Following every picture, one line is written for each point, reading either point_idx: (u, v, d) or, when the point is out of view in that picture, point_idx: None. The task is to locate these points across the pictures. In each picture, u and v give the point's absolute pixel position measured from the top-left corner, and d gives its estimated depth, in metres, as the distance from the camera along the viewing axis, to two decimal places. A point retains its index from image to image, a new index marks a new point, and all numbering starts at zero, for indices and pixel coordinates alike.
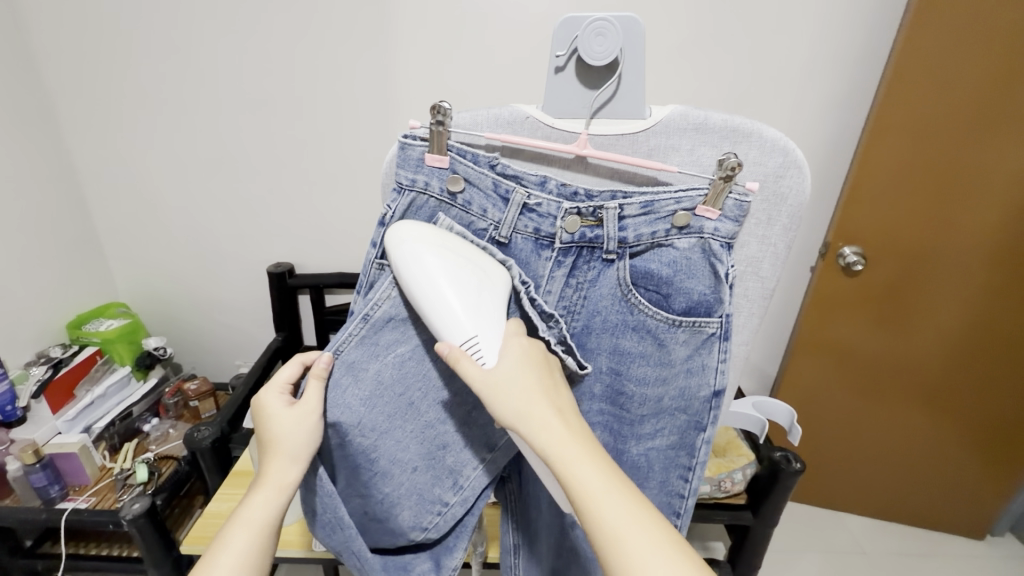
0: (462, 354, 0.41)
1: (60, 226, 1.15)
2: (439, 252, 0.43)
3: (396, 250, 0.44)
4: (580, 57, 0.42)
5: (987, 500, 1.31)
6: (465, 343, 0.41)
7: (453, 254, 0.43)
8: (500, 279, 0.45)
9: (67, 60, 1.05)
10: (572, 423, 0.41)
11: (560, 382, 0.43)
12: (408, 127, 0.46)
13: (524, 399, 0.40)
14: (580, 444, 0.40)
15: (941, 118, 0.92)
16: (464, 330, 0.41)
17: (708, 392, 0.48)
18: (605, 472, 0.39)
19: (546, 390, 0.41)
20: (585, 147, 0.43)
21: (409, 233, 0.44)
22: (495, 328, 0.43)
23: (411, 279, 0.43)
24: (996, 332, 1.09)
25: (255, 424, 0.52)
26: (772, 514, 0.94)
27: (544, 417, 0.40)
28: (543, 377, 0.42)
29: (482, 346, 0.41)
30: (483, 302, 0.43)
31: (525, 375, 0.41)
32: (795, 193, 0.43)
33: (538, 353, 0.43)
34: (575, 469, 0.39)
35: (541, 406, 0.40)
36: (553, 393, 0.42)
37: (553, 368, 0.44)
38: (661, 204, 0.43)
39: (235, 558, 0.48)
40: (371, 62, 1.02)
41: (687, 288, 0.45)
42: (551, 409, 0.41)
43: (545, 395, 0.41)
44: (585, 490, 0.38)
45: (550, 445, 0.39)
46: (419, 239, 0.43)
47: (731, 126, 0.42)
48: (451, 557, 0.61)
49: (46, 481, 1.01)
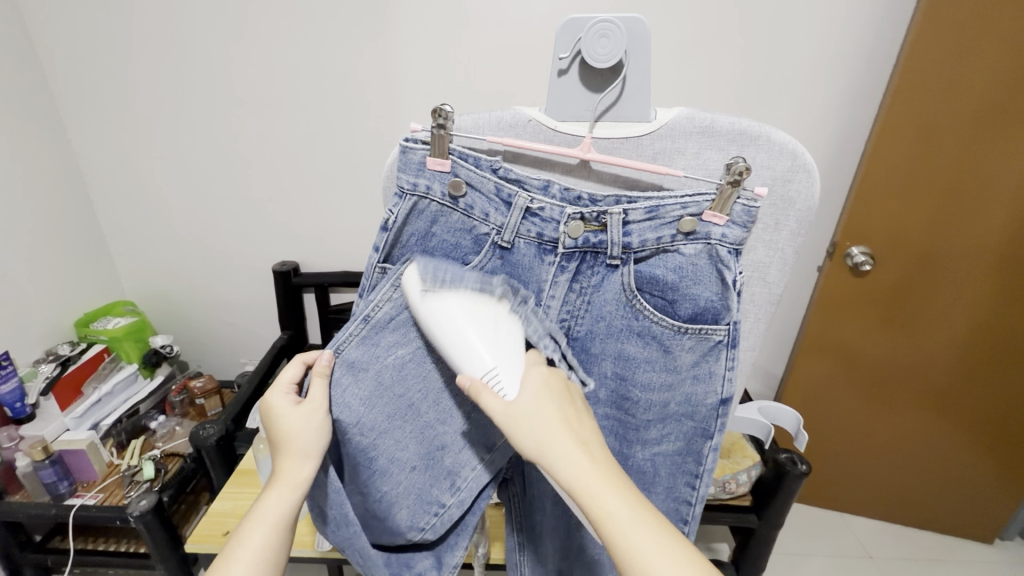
0: (483, 386, 0.41)
1: (67, 226, 1.16)
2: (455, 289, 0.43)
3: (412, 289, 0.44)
4: (584, 59, 0.42)
5: (998, 504, 1.29)
6: (485, 375, 0.41)
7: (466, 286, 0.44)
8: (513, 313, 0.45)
9: (71, 61, 1.06)
10: (595, 452, 0.40)
11: (582, 410, 0.43)
12: (409, 131, 0.45)
13: (548, 429, 0.40)
14: (605, 476, 0.39)
15: (953, 119, 0.90)
16: (483, 363, 0.41)
17: (714, 399, 0.47)
18: (633, 504, 0.39)
19: (567, 420, 0.41)
20: (588, 151, 0.43)
21: (422, 274, 0.44)
22: (515, 359, 0.43)
23: (428, 316, 0.43)
24: (1003, 333, 1.07)
25: (264, 424, 0.52)
26: (778, 516, 0.93)
27: (566, 450, 0.39)
28: (565, 407, 0.41)
29: (502, 377, 0.41)
30: (500, 333, 0.43)
31: (546, 401, 0.41)
32: (804, 197, 0.42)
33: (559, 384, 0.43)
34: (601, 500, 0.38)
35: (563, 437, 0.39)
36: (575, 422, 0.41)
37: (575, 397, 0.43)
38: (667, 208, 0.42)
39: (252, 555, 0.47)
40: (369, 61, 1.02)
41: (693, 294, 0.44)
42: (574, 441, 0.39)
43: (567, 428, 0.40)
44: (611, 520, 0.38)
45: (573, 475, 0.38)
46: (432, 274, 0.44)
47: (738, 129, 0.41)
48: (452, 555, 0.61)
49: (55, 477, 1.02)
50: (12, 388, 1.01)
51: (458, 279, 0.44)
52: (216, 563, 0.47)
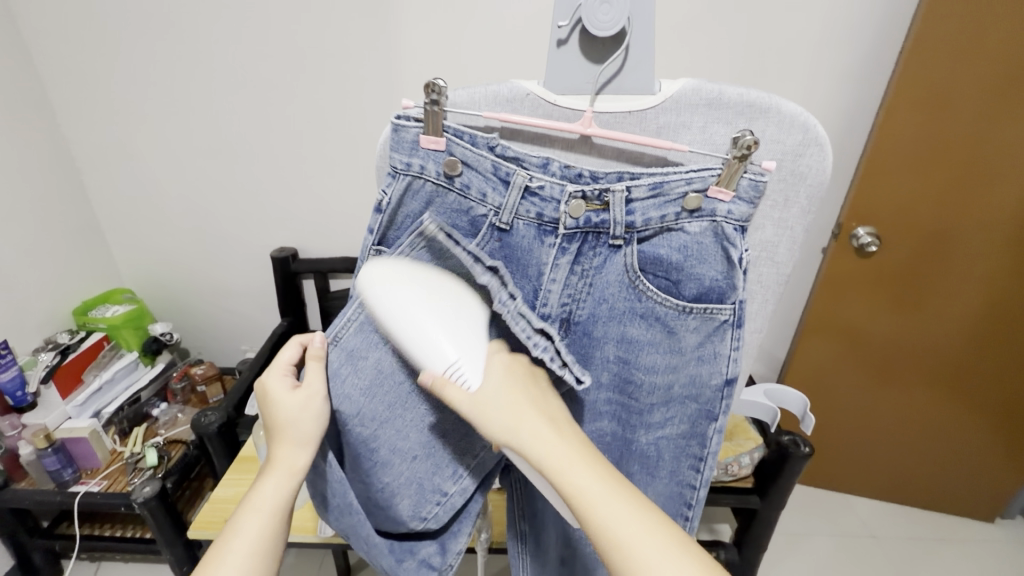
0: (446, 381, 0.41)
1: (63, 213, 1.14)
2: (412, 286, 0.43)
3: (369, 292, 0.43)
4: (584, 28, 0.39)
5: (999, 482, 1.29)
6: (447, 370, 0.41)
7: (421, 278, 0.43)
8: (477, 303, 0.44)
9: (58, 42, 1.02)
10: (563, 430, 0.41)
11: (547, 391, 0.43)
12: (401, 107, 0.43)
13: (514, 411, 0.40)
14: (574, 451, 0.39)
15: (969, 88, 0.87)
16: (445, 357, 0.41)
17: (720, 380, 0.46)
18: (605, 476, 0.39)
19: (532, 401, 0.41)
20: (589, 126, 0.40)
21: (380, 270, 0.43)
22: (477, 351, 0.42)
23: (388, 315, 0.42)
24: (1009, 312, 1.06)
25: (261, 408, 0.51)
26: (778, 498, 0.93)
27: (534, 428, 0.40)
28: (529, 389, 0.42)
29: (465, 370, 0.41)
30: (460, 324, 0.43)
31: (513, 384, 0.42)
32: (816, 171, 0.40)
33: (522, 368, 0.44)
34: (571, 475, 0.38)
35: (530, 416, 0.40)
36: (543, 404, 0.42)
37: (539, 379, 0.44)
38: (671, 185, 0.40)
39: (249, 544, 0.46)
40: (366, 41, 0.99)
41: (698, 274, 0.42)
42: (542, 418, 0.40)
43: (533, 407, 0.41)
44: (582, 495, 0.38)
45: (541, 453, 0.39)
46: (386, 272, 0.43)
47: (746, 100, 0.39)
48: (455, 541, 0.61)
49: (59, 464, 1.02)
50: (12, 376, 1.01)
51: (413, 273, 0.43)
52: (210, 554, 0.46)
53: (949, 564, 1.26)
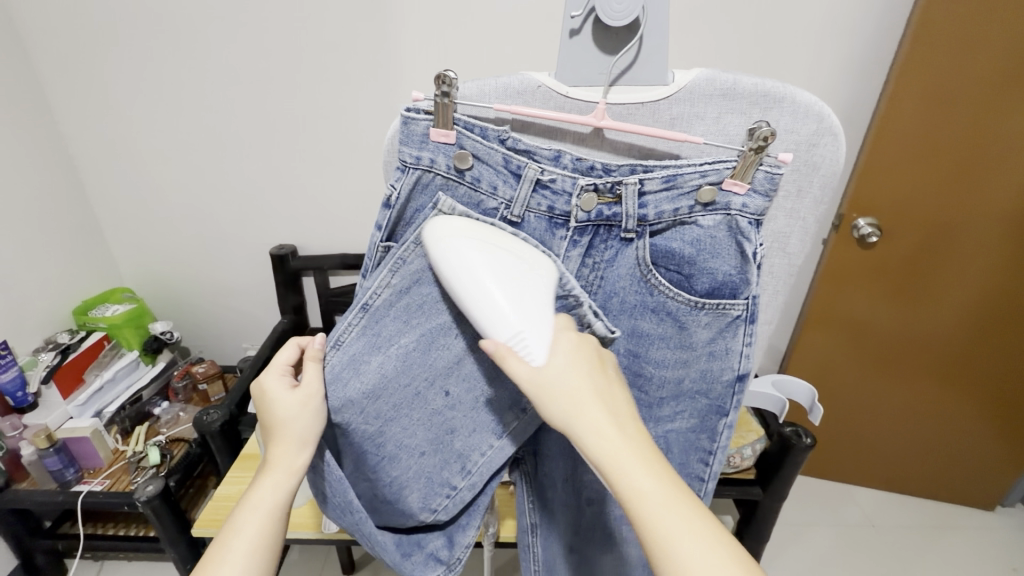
0: (509, 351, 0.38)
1: (61, 212, 1.13)
2: (482, 245, 0.40)
3: (432, 245, 0.41)
4: (598, 18, 0.39)
5: (998, 472, 1.30)
6: (512, 339, 0.38)
7: (493, 244, 0.41)
8: (545, 272, 0.41)
9: (53, 40, 1.01)
10: (627, 428, 0.38)
11: (615, 381, 0.40)
12: (411, 100, 0.43)
13: (576, 399, 0.37)
14: (637, 451, 0.37)
15: (960, 86, 0.88)
16: (509, 324, 0.38)
17: (731, 375, 0.46)
18: (668, 484, 0.36)
19: (597, 389, 0.38)
20: (602, 119, 0.40)
21: (448, 229, 0.41)
22: (544, 321, 0.39)
23: (451, 272, 0.40)
24: (1009, 303, 1.07)
25: (257, 408, 0.50)
26: (782, 489, 0.94)
27: (597, 421, 0.37)
28: (596, 375, 0.39)
29: (530, 342, 0.38)
30: (528, 289, 0.40)
31: (580, 370, 0.38)
32: (830, 162, 0.40)
33: (590, 351, 0.40)
34: (630, 477, 0.36)
35: (595, 409, 0.37)
36: (609, 396, 0.38)
37: (607, 365, 0.41)
38: (685, 178, 0.40)
39: (247, 545, 0.45)
40: (365, 36, 0.98)
41: (711, 268, 0.42)
42: (606, 412, 0.37)
43: (597, 397, 0.38)
44: (638, 500, 0.36)
45: (603, 450, 0.36)
46: (455, 231, 0.41)
47: (761, 90, 0.38)
48: (464, 534, 0.61)
49: (60, 464, 1.02)
50: (12, 377, 1.00)
51: (482, 237, 0.41)
52: (208, 554, 0.45)
53: (950, 553, 1.27)
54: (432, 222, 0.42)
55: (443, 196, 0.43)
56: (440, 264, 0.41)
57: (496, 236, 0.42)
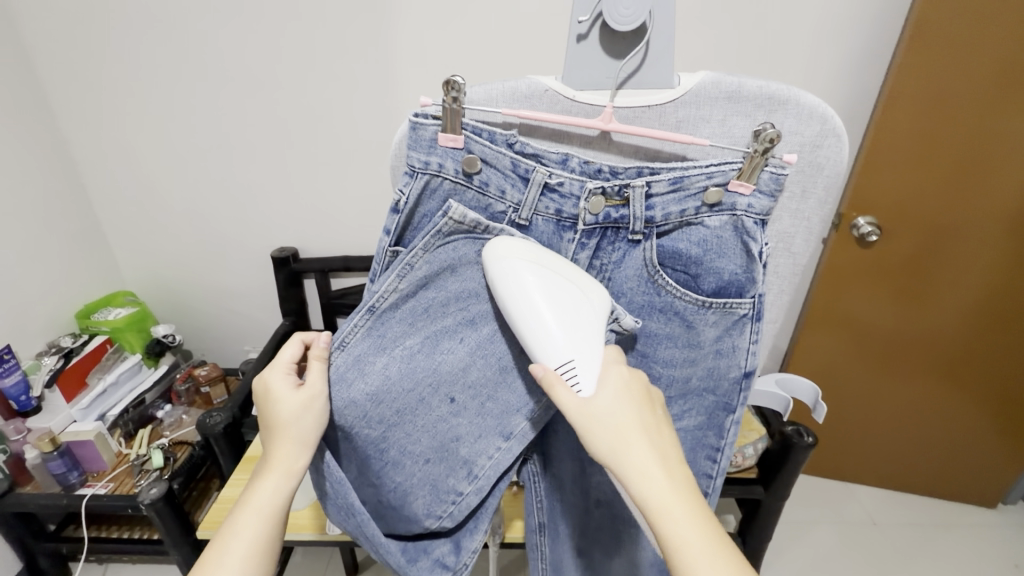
0: (557, 378, 0.40)
1: (63, 216, 1.14)
2: (539, 271, 0.41)
3: (493, 266, 0.42)
4: (605, 23, 0.39)
5: (998, 469, 1.31)
6: (561, 368, 0.40)
7: (550, 269, 0.42)
8: (598, 297, 0.42)
9: (55, 45, 1.02)
10: (672, 468, 0.38)
11: (662, 420, 0.40)
12: (418, 105, 0.43)
13: (622, 434, 0.38)
14: (680, 493, 0.37)
15: (957, 88, 0.88)
16: (560, 352, 0.40)
17: (737, 373, 0.47)
18: (704, 527, 0.37)
19: (643, 425, 0.39)
20: (610, 122, 0.41)
21: (508, 252, 0.42)
22: (595, 351, 0.41)
23: (508, 296, 0.41)
24: (1008, 301, 1.08)
25: (260, 407, 0.51)
26: (784, 488, 0.94)
27: (642, 457, 0.38)
28: (644, 412, 0.40)
29: (579, 372, 0.40)
30: (581, 316, 0.41)
31: (627, 406, 0.39)
32: (833, 163, 0.40)
33: (639, 386, 0.41)
34: (668, 517, 0.36)
35: (640, 445, 0.38)
36: (655, 434, 0.39)
37: (654, 402, 0.41)
38: (691, 179, 0.41)
39: (246, 545, 0.46)
40: (366, 39, 0.99)
41: (717, 268, 0.43)
42: (651, 449, 0.38)
43: (643, 434, 0.39)
44: (677, 539, 0.36)
45: (645, 486, 0.37)
46: (515, 255, 0.42)
47: (766, 93, 0.39)
48: (471, 539, 0.61)
49: (65, 467, 1.03)
50: (16, 381, 1.00)
51: (540, 261, 0.42)
52: (207, 554, 0.46)
53: (950, 550, 1.27)
54: (494, 242, 0.43)
55: (454, 204, 0.43)
56: (498, 286, 0.42)
57: (552, 260, 0.42)
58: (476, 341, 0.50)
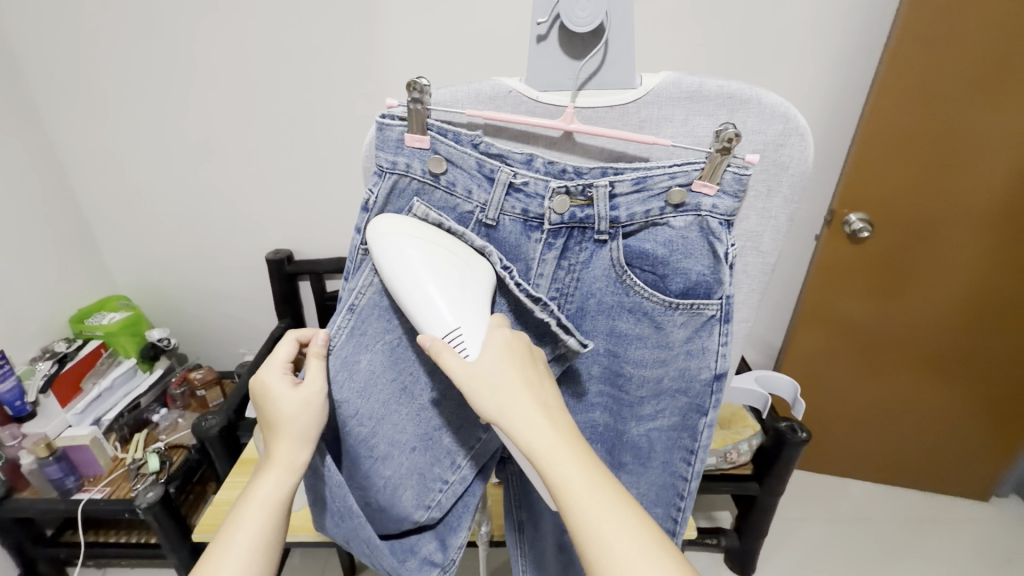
0: (444, 346, 0.39)
1: (54, 222, 1.14)
2: (422, 245, 0.42)
3: (377, 245, 0.42)
4: (563, 25, 0.39)
5: (989, 464, 1.31)
6: (447, 335, 0.40)
7: (434, 244, 0.42)
8: (483, 272, 0.43)
9: (43, 51, 1.02)
10: (556, 420, 0.39)
11: (543, 374, 0.41)
12: (385, 107, 0.43)
13: (506, 392, 0.38)
14: (566, 443, 0.38)
15: (942, 83, 0.88)
16: (445, 322, 0.40)
17: (708, 374, 0.47)
18: (591, 474, 0.37)
19: (525, 380, 0.39)
20: (571, 122, 0.41)
21: (391, 228, 0.43)
22: (480, 320, 0.41)
23: (393, 273, 0.41)
24: (996, 295, 1.08)
25: (258, 405, 0.51)
26: (777, 483, 0.96)
27: (525, 410, 0.38)
28: (525, 368, 0.40)
29: (465, 338, 0.40)
30: (465, 287, 0.42)
31: (507, 363, 0.39)
32: (797, 161, 0.40)
33: (522, 346, 0.41)
34: (558, 468, 0.37)
35: (522, 400, 0.38)
36: (537, 386, 0.39)
37: (537, 360, 0.41)
38: (654, 179, 0.41)
39: (249, 540, 0.47)
40: (351, 41, 0.99)
41: (684, 269, 0.43)
42: (536, 405, 0.38)
43: (527, 388, 0.39)
44: (565, 488, 0.37)
45: (532, 442, 0.37)
46: (399, 231, 0.42)
47: (727, 92, 0.39)
48: (455, 536, 0.60)
49: (61, 473, 1.03)
50: (11, 387, 1.00)
51: (424, 236, 0.43)
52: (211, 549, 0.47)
53: (943, 545, 1.27)
54: (378, 221, 0.43)
55: (417, 203, 0.44)
56: (384, 264, 0.43)
57: (439, 236, 0.43)
58: None
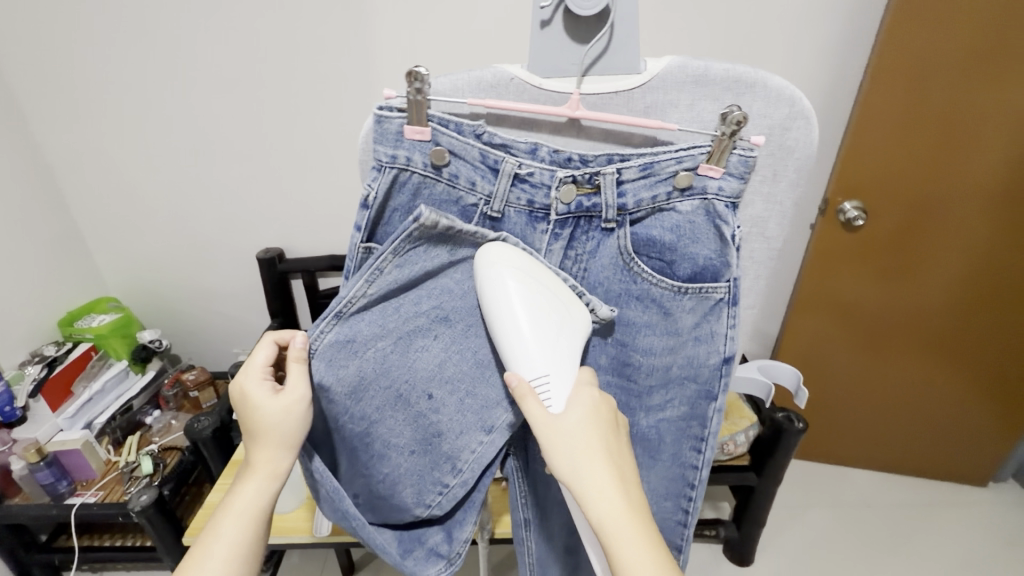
0: (529, 391, 0.41)
1: (41, 224, 1.12)
2: (526, 284, 0.41)
3: (481, 272, 0.42)
4: (567, 9, 0.39)
5: (985, 448, 1.33)
6: (535, 379, 0.41)
7: (539, 285, 0.42)
8: (580, 321, 0.43)
9: (26, 48, 1.00)
10: (629, 492, 0.40)
11: (622, 442, 0.42)
12: (382, 98, 0.42)
13: (587, 458, 0.39)
14: (636, 519, 0.39)
15: (935, 68, 0.89)
16: (536, 366, 0.41)
17: (717, 358, 0.46)
18: (655, 550, 0.38)
19: (607, 449, 0.40)
20: (577, 109, 0.40)
21: (501, 259, 0.42)
22: (568, 370, 0.42)
23: (492, 303, 0.42)
24: (992, 279, 1.09)
25: (239, 412, 0.50)
26: (776, 472, 0.97)
27: (601, 478, 0.39)
28: (608, 435, 0.41)
29: (552, 388, 0.41)
30: (561, 338, 0.42)
31: (589, 430, 0.40)
32: (803, 146, 0.40)
33: (608, 411, 0.42)
34: (622, 543, 0.38)
35: (601, 469, 0.39)
36: (616, 456, 0.40)
37: (618, 425, 0.43)
38: (662, 164, 0.40)
39: (229, 547, 0.47)
40: (342, 34, 0.97)
41: (692, 253, 0.42)
42: (612, 475, 0.39)
43: (606, 458, 0.40)
44: (628, 569, 0.37)
45: (602, 514, 0.38)
46: (507, 263, 0.42)
47: (732, 76, 0.39)
48: (462, 529, 0.60)
49: (52, 477, 1.01)
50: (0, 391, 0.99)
51: (529, 274, 0.42)
52: (190, 557, 0.46)
53: (943, 529, 1.29)
54: (487, 246, 0.43)
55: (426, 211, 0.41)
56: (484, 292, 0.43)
57: (542, 277, 0.42)
58: (450, 338, 0.50)
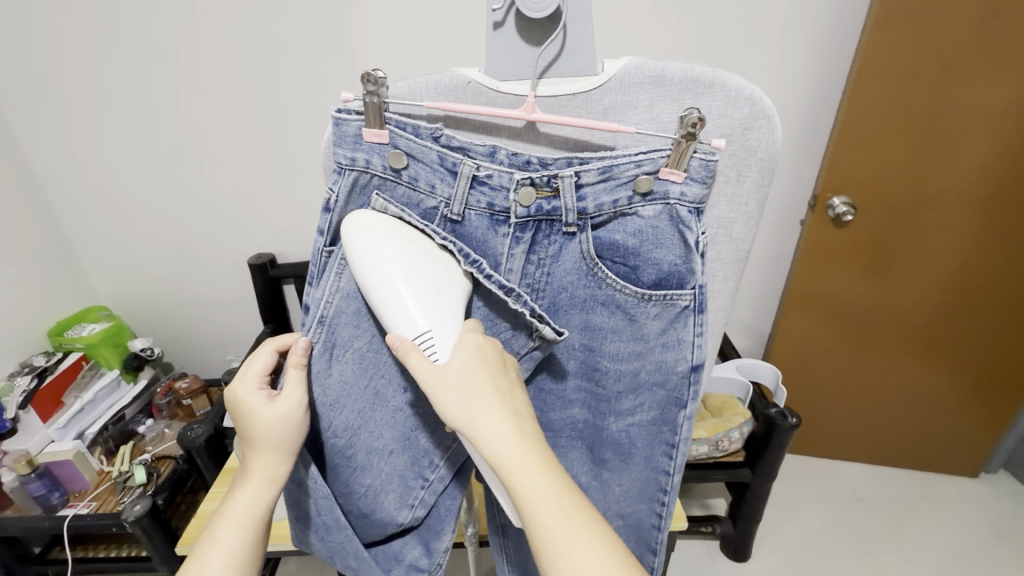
0: (413, 348, 0.39)
1: (28, 234, 1.11)
2: (395, 242, 0.41)
3: (349, 238, 0.41)
4: (519, 10, 0.38)
5: (976, 441, 1.32)
6: (416, 337, 0.39)
7: (408, 243, 0.41)
8: (456, 278, 0.42)
9: (7, 57, 0.99)
10: (527, 433, 0.38)
11: (515, 381, 0.41)
12: (341, 101, 0.42)
13: (475, 398, 0.38)
14: (537, 456, 0.38)
15: (921, 62, 0.88)
16: (415, 323, 0.39)
17: (685, 366, 0.46)
18: (557, 483, 0.37)
19: (497, 389, 0.39)
20: (533, 112, 0.40)
21: (367, 223, 0.41)
22: (452, 324, 0.40)
23: (362, 268, 0.40)
24: (982, 272, 1.08)
25: (235, 421, 0.49)
26: (767, 468, 0.97)
27: (496, 418, 0.37)
28: (497, 376, 0.39)
29: (436, 342, 0.39)
30: (439, 293, 0.40)
31: (478, 371, 0.39)
32: (765, 145, 0.40)
33: (494, 353, 0.41)
34: (523, 480, 0.37)
35: (493, 409, 0.38)
36: (509, 394, 0.39)
37: (508, 366, 0.41)
38: (621, 168, 0.40)
39: (226, 554, 0.46)
40: (323, 37, 0.97)
41: (656, 258, 0.42)
42: (506, 413, 0.38)
43: (498, 397, 0.38)
44: (535, 515, 0.37)
45: (498, 455, 0.37)
46: (375, 227, 0.41)
47: (690, 76, 0.38)
48: (440, 540, 0.59)
49: (44, 489, 1.01)
50: None
51: (398, 234, 0.41)
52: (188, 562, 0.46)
53: (938, 523, 1.28)
54: (353, 216, 0.42)
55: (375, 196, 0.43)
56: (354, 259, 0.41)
57: (414, 238, 0.41)
58: None
